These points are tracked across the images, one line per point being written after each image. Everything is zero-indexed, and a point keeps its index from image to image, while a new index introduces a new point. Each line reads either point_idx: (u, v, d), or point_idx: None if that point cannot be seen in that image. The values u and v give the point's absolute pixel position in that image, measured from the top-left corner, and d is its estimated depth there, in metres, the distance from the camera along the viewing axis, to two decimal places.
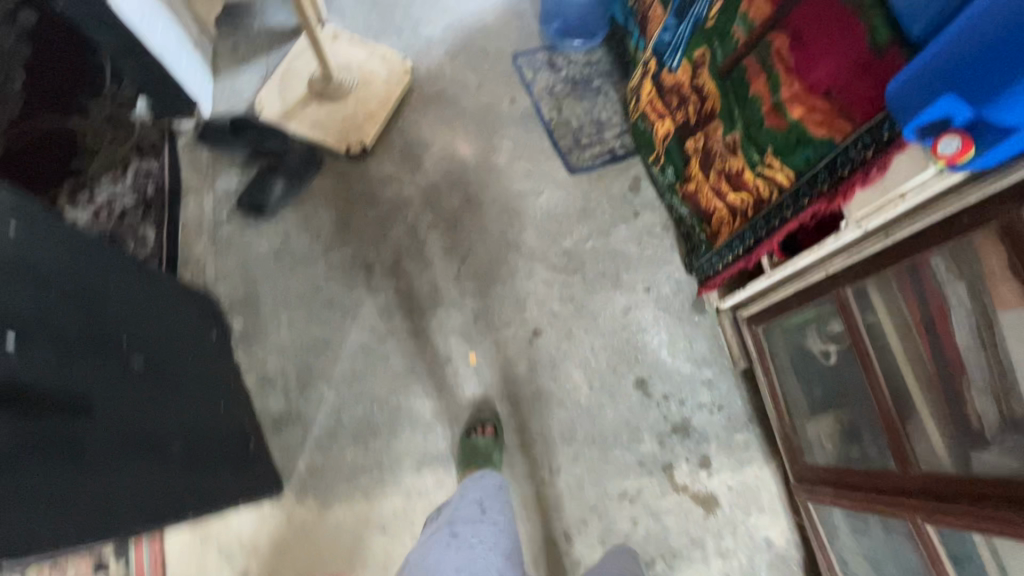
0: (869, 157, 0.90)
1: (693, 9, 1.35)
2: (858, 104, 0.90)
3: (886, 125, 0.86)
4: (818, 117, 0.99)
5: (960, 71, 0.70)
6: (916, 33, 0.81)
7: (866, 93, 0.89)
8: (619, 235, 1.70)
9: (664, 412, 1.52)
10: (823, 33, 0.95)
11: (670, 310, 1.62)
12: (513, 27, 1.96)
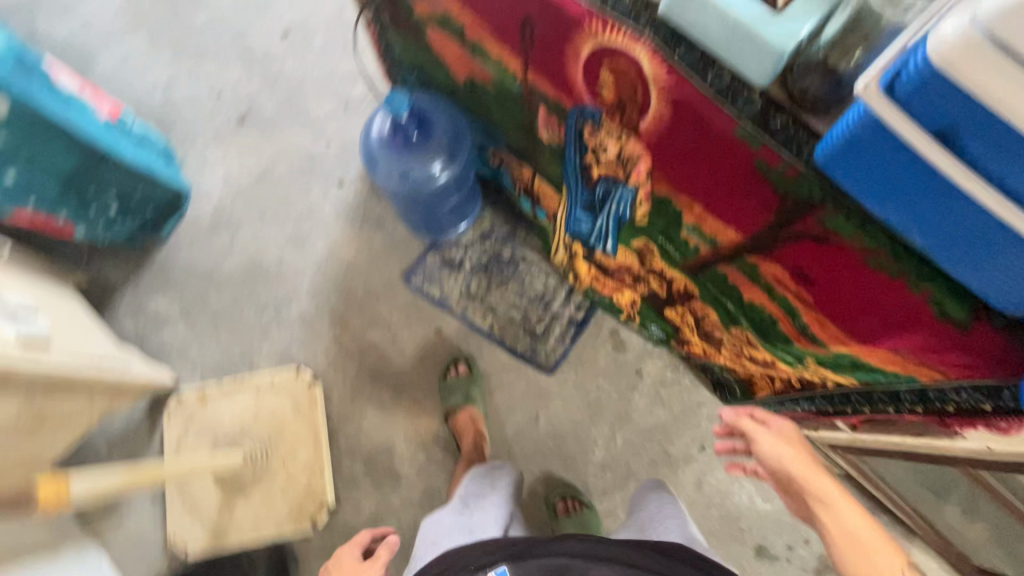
0: (987, 409, 0.73)
1: (609, 209, 1.09)
2: (946, 363, 0.71)
3: (1007, 396, 0.67)
4: (880, 357, 0.80)
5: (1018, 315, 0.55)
6: (1010, 310, 0.61)
7: (951, 354, 0.70)
8: (639, 408, 1.49)
9: (798, 564, 1.39)
10: (853, 288, 0.74)
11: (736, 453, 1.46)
12: (380, 243, 1.61)
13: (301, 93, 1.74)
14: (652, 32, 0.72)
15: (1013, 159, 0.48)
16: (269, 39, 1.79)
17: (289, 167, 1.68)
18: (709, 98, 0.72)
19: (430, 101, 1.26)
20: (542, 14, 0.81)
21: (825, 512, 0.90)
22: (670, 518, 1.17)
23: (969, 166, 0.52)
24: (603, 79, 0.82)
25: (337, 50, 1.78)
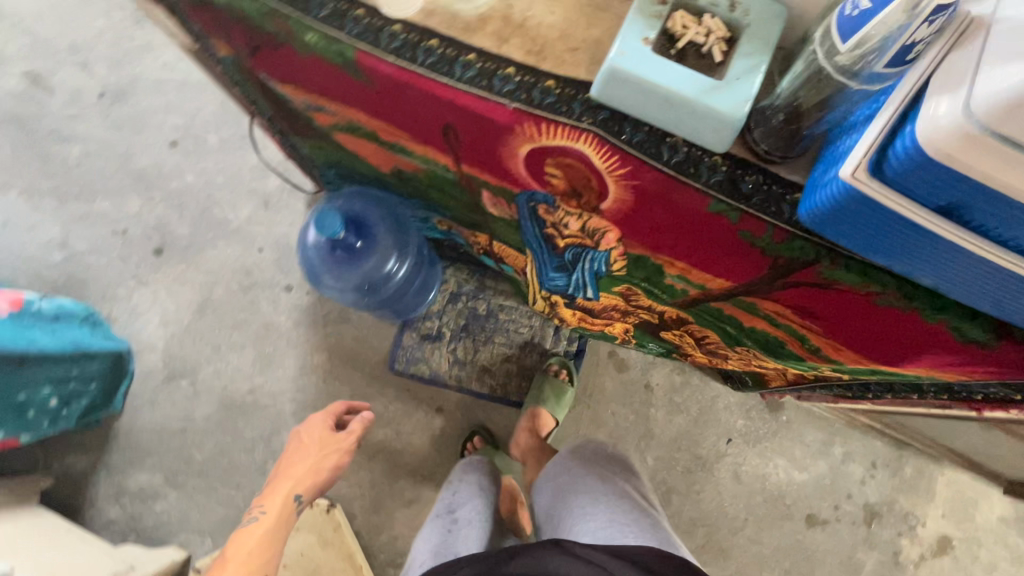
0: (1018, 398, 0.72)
1: (582, 268, 1.04)
2: (971, 371, 0.70)
3: None
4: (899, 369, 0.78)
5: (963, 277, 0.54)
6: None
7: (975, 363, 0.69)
8: (658, 421, 1.48)
9: (848, 520, 1.43)
10: (862, 320, 0.72)
11: (761, 434, 1.47)
12: (350, 338, 1.52)
13: (214, 204, 1.59)
14: (592, 120, 0.68)
15: (1009, 220, 0.45)
16: (159, 155, 1.62)
17: (227, 287, 1.54)
18: (672, 175, 0.67)
19: (362, 200, 1.17)
20: (466, 121, 0.74)
21: None
22: (617, 508, 1.02)
23: (977, 232, 0.48)
24: (550, 171, 0.76)
25: (237, 146, 1.63)
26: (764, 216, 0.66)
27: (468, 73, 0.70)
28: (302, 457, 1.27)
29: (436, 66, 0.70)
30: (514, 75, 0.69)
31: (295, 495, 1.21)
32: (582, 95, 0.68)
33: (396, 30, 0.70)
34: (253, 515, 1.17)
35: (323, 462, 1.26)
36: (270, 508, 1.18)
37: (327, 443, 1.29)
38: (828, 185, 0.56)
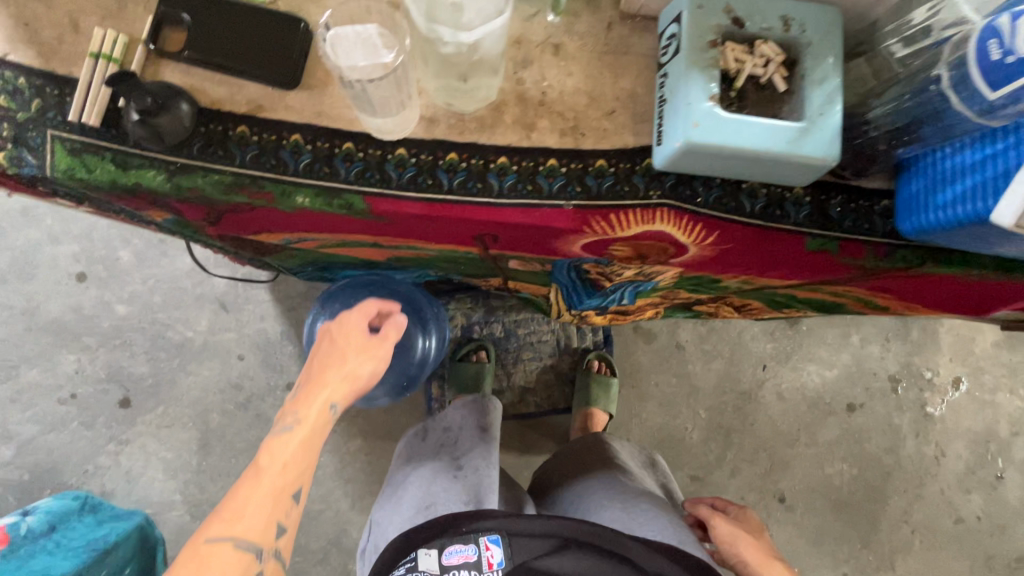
0: None
1: (625, 292, 0.98)
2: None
3: None
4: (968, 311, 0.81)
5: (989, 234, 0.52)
6: None
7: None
8: (697, 374, 1.52)
9: (879, 394, 1.57)
10: (948, 289, 0.72)
11: (788, 349, 1.55)
12: (378, 413, 1.41)
13: (164, 327, 1.37)
14: (661, 191, 0.60)
15: None
16: (69, 295, 1.35)
17: (222, 410, 1.37)
18: (762, 225, 0.61)
19: (364, 289, 1.03)
20: (514, 230, 0.63)
21: None
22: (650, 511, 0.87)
23: None
24: (616, 248, 0.67)
25: (159, 252, 1.37)
26: (859, 237, 0.62)
27: (506, 180, 0.59)
28: (330, 371, 0.70)
29: (467, 185, 0.58)
30: (559, 166, 0.59)
31: (329, 402, 0.68)
32: (640, 164, 0.59)
33: (400, 155, 0.57)
34: (282, 425, 0.65)
35: (350, 375, 0.70)
36: (304, 419, 0.66)
37: (362, 349, 0.72)
38: (945, 215, 0.53)
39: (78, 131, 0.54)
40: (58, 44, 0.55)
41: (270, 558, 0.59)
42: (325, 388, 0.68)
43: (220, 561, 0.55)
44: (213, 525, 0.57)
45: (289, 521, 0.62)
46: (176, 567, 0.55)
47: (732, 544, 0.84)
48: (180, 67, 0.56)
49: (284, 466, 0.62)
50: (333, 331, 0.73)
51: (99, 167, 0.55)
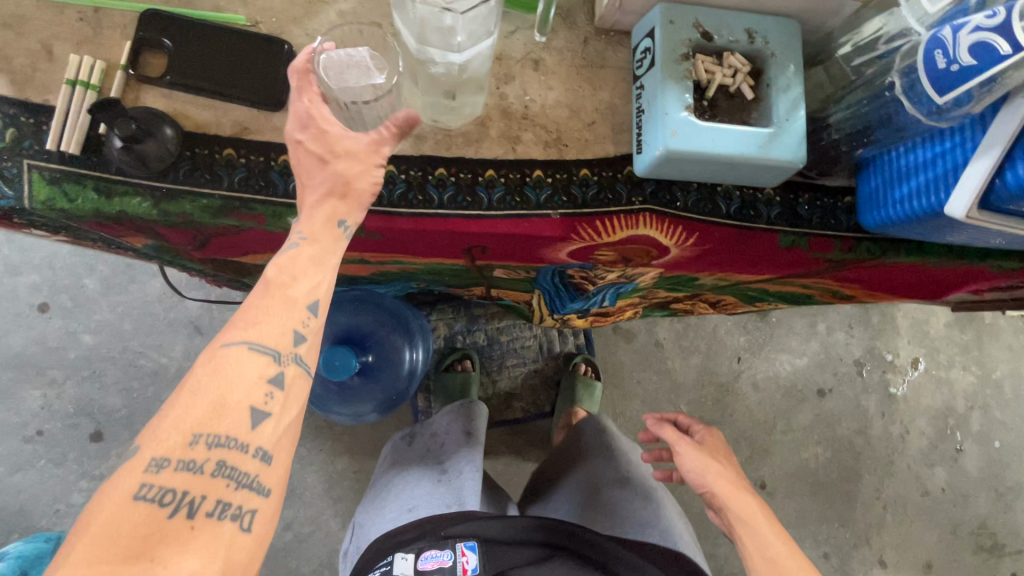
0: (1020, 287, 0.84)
1: (607, 295, 1.00)
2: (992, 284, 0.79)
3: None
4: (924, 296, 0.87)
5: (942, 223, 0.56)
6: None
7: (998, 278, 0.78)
8: (677, 369, 1.57)
9: (846, 378, 1.65)
10: (906, 277, 0.77)
11: (760, 340, 1.62)
12: (365, 428, 1.40)
13: (136, 355, 1.32)
14: (643, 198, 0.62)
15: None
16: (32, 327, 1.29)
17: None
18: (738, 225, 0.65)
19: (347, 306, 1.04)
20: (504, 241, 0.65)
21: (745, 535, 0.72)
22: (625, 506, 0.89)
23: None
24: (602, 253, 0.70)
25: (127, 278, 1.33)
26: (827, 231, 0.67)
27: (495, 193, 0.60)
28: (321, 175, 0.51)
29: (457, 199, 0.60)
30: (545, 177, 0.61)
31: (337, 221, 0.51)
32: (622, 171, 0.62)
33: (390, 172, 0.59)
34: (289, 240, 0.51)
35: (348, 187, 0.51)
36: (313, 234, 0.51)
37: (362, 160, 0.51)
38: (906, 207, 0.57)
39: (57, 159, 0.53)
40: (31, 71, 0.54)
41: (292, 364, 0.48)
42: (328, 197, 0.51)
43: (233, 368, 0.46)
44: (229, 329, 0.47)
45: (309, 332, 0.50)
46: (193, 375, 0.46)
47: (701, 475, 0.77)
48: (161, 91, 0.56)
49: (293, 276, 0.49)
50: (310, 123, 0.51)
51: (81, 196, 0.54)
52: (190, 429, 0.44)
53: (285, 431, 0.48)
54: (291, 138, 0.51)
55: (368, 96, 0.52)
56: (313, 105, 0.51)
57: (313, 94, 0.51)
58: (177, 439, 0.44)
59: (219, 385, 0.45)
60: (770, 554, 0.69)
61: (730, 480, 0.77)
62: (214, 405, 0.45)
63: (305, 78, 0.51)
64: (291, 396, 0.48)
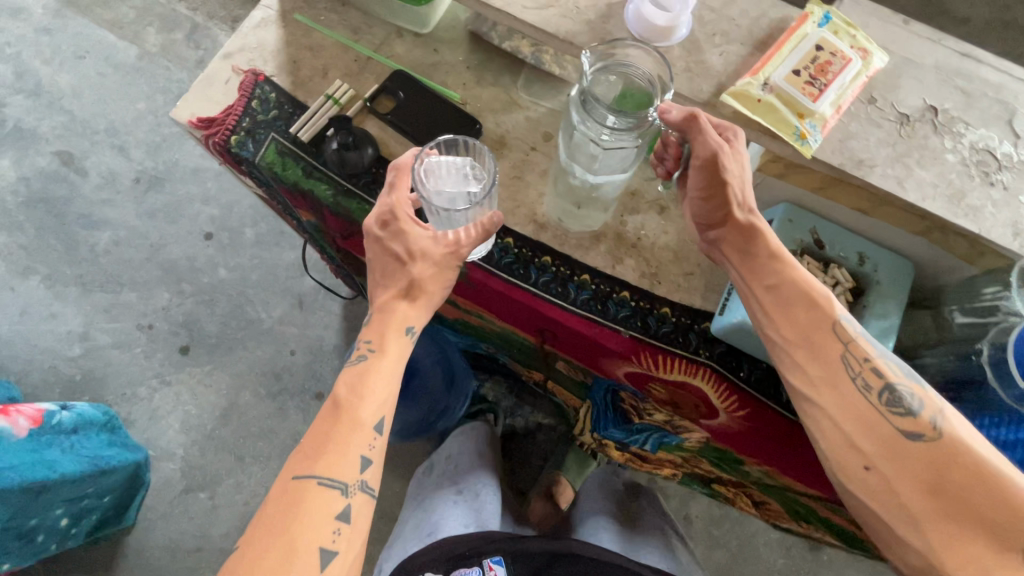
0: None
1: (650, 437, 1.00)
2: None
3: None
4: None
5: None
6: None
7: None
8: (697, 553, 1.44)
9: None
10: None
11: (801, 572, 1.43)
12: None
13: (246, 301, 1.53)
14: (709, 354, 0.66)
15: None
16: (192, 247, 1.57)
17: (255, 391, 1.46)
18: (796, 420, 0.65)
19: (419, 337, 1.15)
20: (573, 336, 0.71)
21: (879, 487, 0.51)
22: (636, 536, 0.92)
23: None
24: (655, 388, 0.73)
25: (274, 242, 1.58)
26: None
27: (582, 294, 0.68)
28: (398, 274, 0.62)
29: (549, 285, 0.68)
30: (629, 299, 0.68)
31: (406, 326, 0.62)
32: (699, 324, 0.67)
33: (507, 242, 0.70)
34: (358, 353, 0.61)
35: (420, 287, 0.62)
36: (378, 347, 0.61)
37: (438, 262, 0.62)
38: None
39: (291, 140, 0.71)
40: (307, 80, 0.74)
41: (358, 492, 0.56)
42: (397, 300, 0.62)
43: (310, 505, 0.54)
44: (296, 466, 0.55)
45: (373, 454, 0.58)
46: (271, 511, 0.54)
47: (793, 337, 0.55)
48: (379, 123, 0.73)
49: (356, 398, 0.58)
50: (392, 222, 0.62)
51: (291, 170, 0.71)
52: (276, 558, 0.51)
53: (354, 549, 0.55)
54: (371, 236, 0.63)
55: (460, 203, 0.62)
56: (400, 201, 0.62)
57: (405, 189, 0.63)
58: (268, 563, 0.51)
59: (296, 529, 0.53)
60: (808, 331, 0.55)
61: (766, 239, 0.58)
62: (293, 536, 0.52)
63: (398, 175, 0.63)
64: (356, 525, 0.55)
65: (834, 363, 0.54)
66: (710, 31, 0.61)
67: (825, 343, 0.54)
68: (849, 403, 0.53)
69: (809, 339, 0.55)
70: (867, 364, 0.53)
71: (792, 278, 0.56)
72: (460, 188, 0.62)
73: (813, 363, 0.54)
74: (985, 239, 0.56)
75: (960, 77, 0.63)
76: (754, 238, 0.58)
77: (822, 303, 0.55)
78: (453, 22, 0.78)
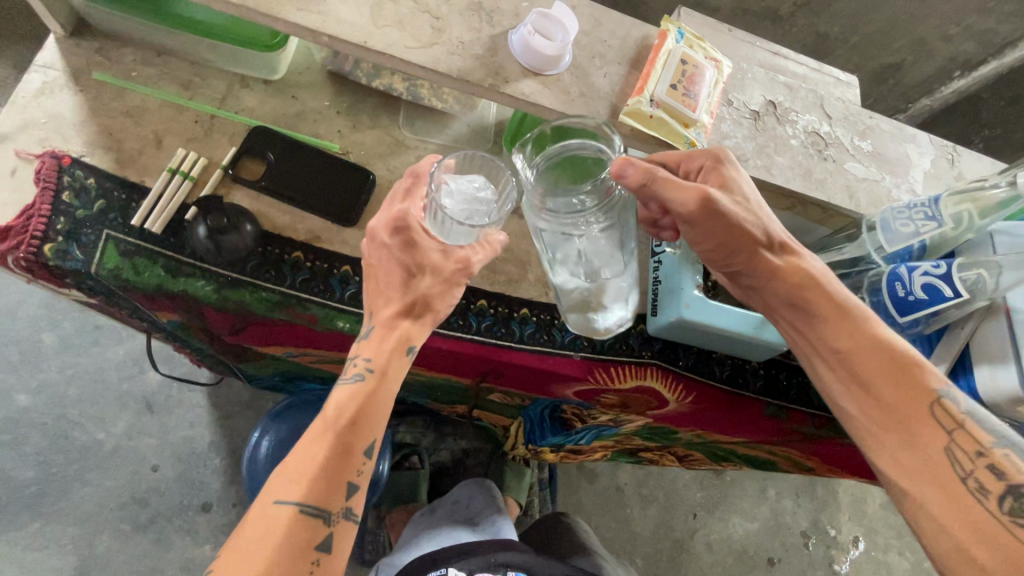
0: None
1: (588, 434, 1.03)
2: None
3: None
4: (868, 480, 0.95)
5: None
6: None
7: None
8: (633, 515, 1.56)
9: (796, 550, 1.66)
10: (860, 458, 0.85)
11: (716, 498, 1.64)
12: None
13: (70, 426, 1.19)
14: (651, 352, 0.70)
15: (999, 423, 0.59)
16: None
17: (115, 532, 1.15)
18: (729, 390, 0.73)
19: (313, 406, 1.01)
20: (524, 371, 0.70)
21: None
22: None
23: None
24: (607, 396, 0.75)
25: (89, 340, 1.24)
26: (800, 407, 0.76)
27: (526, 328, 0.67)
28: (407, 286, 0.54)
29: (492, 328, 0.66)
30: None
31: (409, 346, 0.53)
32: (636, 328, 0.71)
33: None
34: (352, 371, 0.53)
35: (428, 304, 0.54)
36: (374, 367, 0.52)
37: (450, 278, 0.54)
38: None
39: (136, 235, 0.57)
40: (137, 154, 0.60)
41: (342, 520, 0.50)
42: (400, 318, 0.54)
43: (288, 535, 0.47)
44: (277, 485, 0.48)
45: (362, 479, 0.52)
46: (246, 531, 0.48)
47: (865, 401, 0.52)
48: (251, 193, 0.62)
49: (353, 421, 0.50)
50: (406, 230, 0.53)
51: (148, 271, 0.57)
52: None
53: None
54: (377, 240, 0.54)
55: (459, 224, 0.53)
56: (416, 211, 0.54)
57: (422, 199, 0.55)
58: None
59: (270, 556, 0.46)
60: (899, 403, 0.51)
61: (830, 290, 0.54)
62: (268, 566, 0.46)
63: (416, 181, 0.55)
64: (337, 557, 0.49)
65: (930, 447, 0.49)
66: (590, 54, 0.64)
67: (917, 420, 0.50)
68: (950, 498, 0.47)
69: (891, 417, 0.51)
70: (981, 461, 0.47)
71: (866, 342, 0.53)
72: (470, 207, 0.53)
73: (897, 441, 0.51)
74: (834, 205, 0.69)
75: (779, 72, 0.75)
76: (815, 313, 0.54)
77: (911, 372, 0.51)
78: (306, 64, 0.69)
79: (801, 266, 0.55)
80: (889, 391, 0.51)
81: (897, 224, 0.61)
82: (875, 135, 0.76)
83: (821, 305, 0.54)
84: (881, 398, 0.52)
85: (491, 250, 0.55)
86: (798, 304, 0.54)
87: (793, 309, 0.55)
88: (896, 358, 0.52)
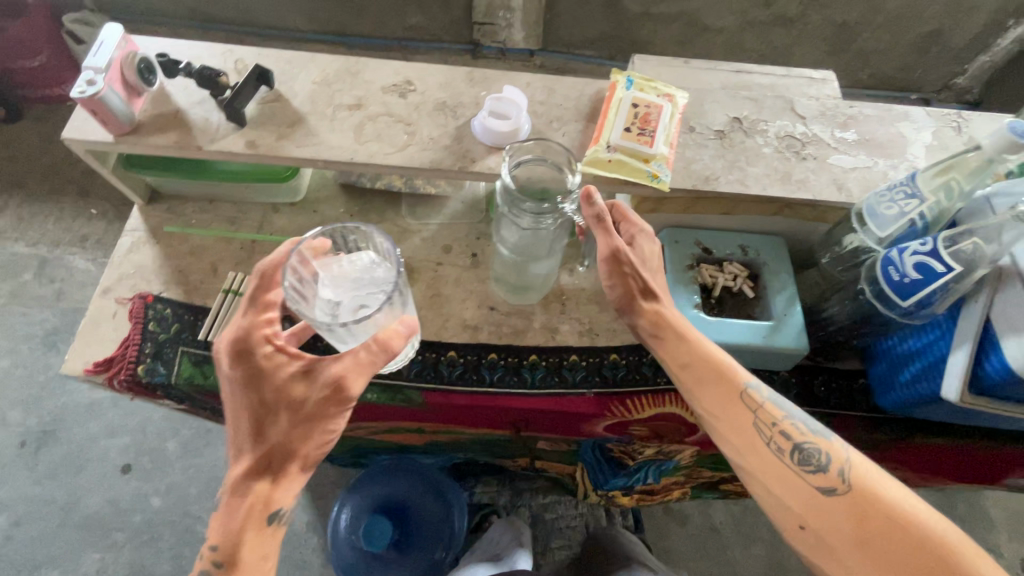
0: None
1: (649, 469, 1.00)
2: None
3: None
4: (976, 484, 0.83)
5: (946, 408, 0.61)
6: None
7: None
8: (736, 557, 1.44)
9: None
10: (950, 459, 0.76)
11: None
12: None
13: (194, 520, 1.37)
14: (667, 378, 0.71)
15: None
16: (111, 488, 1.39)
17: None
18: None
19: (381, 476, 1.09)
20: (544, 415, 0.73)
21: (814, 544, 0.53)
22: None
23: None
24: (635, 428, 0.76)
25: (204, 442, 1.44)
26: (847, 411, 0.71)
27: (537, 374, 0.71)
28: (258, 443, 0.55)
29: (504, 378, 0.71)
30: (580, 360, 0.72)
31: (268, 511, 0.54)
32: (647, 356, 0.72)
33: (451, 356, 0.71)
34: (203, 557, 0.53)
35: (283, 457, 0.55)
36: (222, 550, 0.53)
37: (312, 411, 0.54)
38: (912, 390, 0.63)
39: (203, 346, 0.70)
40: (200, 283, 0.74)
41: None
42: (253, 478, 0.54)
43: None
44: None
45: None
46: None
47: (700, 400, 0.59)
48: None
49: None
50: (246, 353, 0.54)
51: (213, 375, 0.69)
52: None
53: None
54: (222, 373, 0.55)
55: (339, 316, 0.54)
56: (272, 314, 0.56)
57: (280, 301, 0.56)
58: None
59: None
60: (721, 402, 0.58)
61: (669, 318, 0.61)
62: None
63: (267, 283, 0.56)
64: None
65: (749, 430, 0.57)
66: (547, 120, 0.71)
67: (737, 413, 0.58)
68: (772, 471, 0.55)
69: (721, 414, 0.58)
70: (777, 429, 0.56)
71: (698, 354, 0.59)
72: (346, 302, 0.55)
73: (728, 435, 0.58)
74: (822, 201, 0.68)
75: (744, 88, 0.78)
76: (658, 339, 0.61)
77: (728, 373, 0.59)
78: (322, 182, 0.83)
79: (659, 306, 0.62)
80: (712, 393, 0.59)
81: (882, 207, 0.60)
82: (860, 123, 0.75)
83: (665, 328, 0.60)
84: (710, 398, 0.59)
85: (357, 367, 0.53)
86: (649, 331, 0.61)
87: (656, 341, 0.61)
88: (717, 362, 0.59)
